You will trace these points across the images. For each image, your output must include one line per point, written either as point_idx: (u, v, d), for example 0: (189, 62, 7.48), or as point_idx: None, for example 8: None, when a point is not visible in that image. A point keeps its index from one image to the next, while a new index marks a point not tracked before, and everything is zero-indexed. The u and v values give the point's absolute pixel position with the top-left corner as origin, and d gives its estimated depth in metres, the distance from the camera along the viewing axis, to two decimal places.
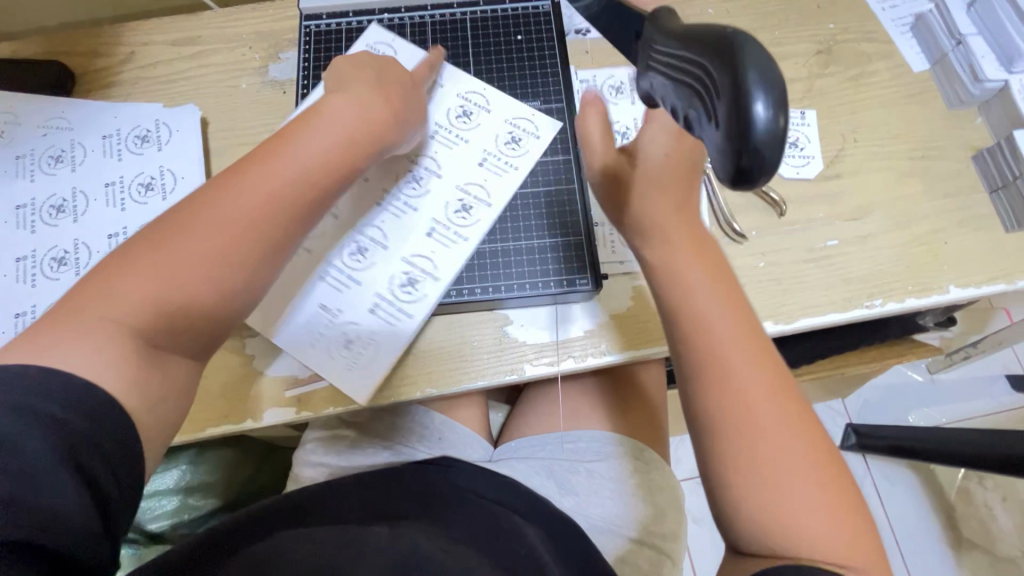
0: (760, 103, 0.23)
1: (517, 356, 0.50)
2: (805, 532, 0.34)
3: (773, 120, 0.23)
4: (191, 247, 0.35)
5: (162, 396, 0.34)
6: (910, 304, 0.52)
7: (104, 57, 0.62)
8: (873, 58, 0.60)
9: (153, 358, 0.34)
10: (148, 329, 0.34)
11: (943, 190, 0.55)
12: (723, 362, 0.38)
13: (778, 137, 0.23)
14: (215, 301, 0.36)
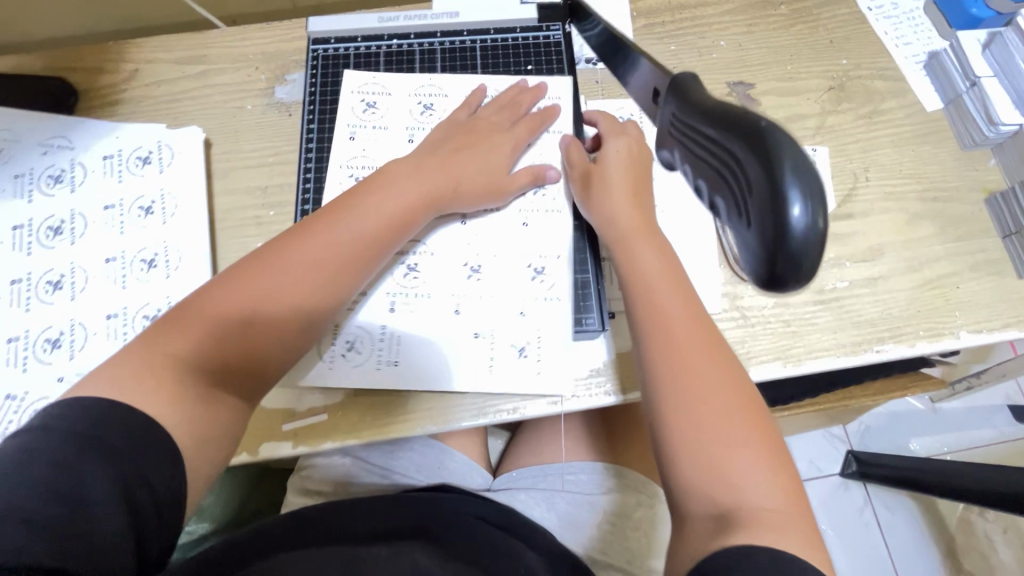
0: (797, 202, 0.24)
1: (519, 394, 0.49)
2: (733, 484, 0.38)
3: (814, 218, 0.25)
4: (275, 268, 0.43)
5: (213, 407, 0.40)
6: (922, 349, 0.51)
7: (108, 73, 0.61)
8: (885, 95, 0.59)
9: (210, 371, 0.40)
10: (214, 342, 0.41)
11: (955, 232, 0.54)
12: (667, 335, 0.43)
13: (820, 237, 0.24)
14: (287, 307, 0.43)
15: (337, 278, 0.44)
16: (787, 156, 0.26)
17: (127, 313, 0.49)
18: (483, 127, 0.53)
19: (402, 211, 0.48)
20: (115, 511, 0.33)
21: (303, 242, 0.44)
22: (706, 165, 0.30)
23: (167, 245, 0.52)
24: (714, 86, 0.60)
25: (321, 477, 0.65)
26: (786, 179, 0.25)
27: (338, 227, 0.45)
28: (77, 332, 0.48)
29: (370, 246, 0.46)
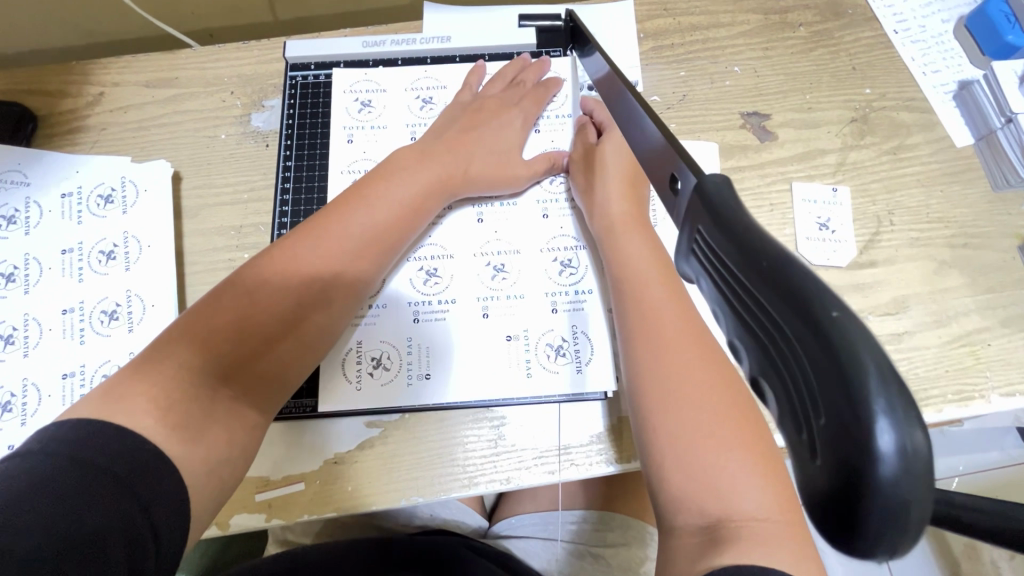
0: (887, 428, 0.12)
1: (514, 462, 0.45)
2: (700, 481, 0.33)
3: (915, 446, 0.13)
4: (283, 255, 0.41)
5: (206, 434, 0.36)
6: (949, 414, 0.47)
7: (70, 97, 0.56)
8: (912, 129, 0.55)
9: (209, 381, 0.37)
10: (216, 341, 0.37)
11: (986, 283, 0.50)
12: (651, 320, 0.40)
13: (919, 482, 0.13)
14: (290, 294, 0.40)
15: (352, 266, 0.42)
16: (869, 343, 0.13)
17: (84, 372, 0.45)
18: (486, 107, 0.51)
19: (413, 197, 0.45)
20: (116, 556, 0.29)
21: (313, 235, 0.42)
22: (734, 295, 0.16)
23: (130, 294, 0.47)
24: (727, 117, 0.55)
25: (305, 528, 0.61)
26: (878, 401, 0.12)
27: (348, 216, 0.43)
28: (30, 394, 0.44)
29: (384, 237, 0.44)
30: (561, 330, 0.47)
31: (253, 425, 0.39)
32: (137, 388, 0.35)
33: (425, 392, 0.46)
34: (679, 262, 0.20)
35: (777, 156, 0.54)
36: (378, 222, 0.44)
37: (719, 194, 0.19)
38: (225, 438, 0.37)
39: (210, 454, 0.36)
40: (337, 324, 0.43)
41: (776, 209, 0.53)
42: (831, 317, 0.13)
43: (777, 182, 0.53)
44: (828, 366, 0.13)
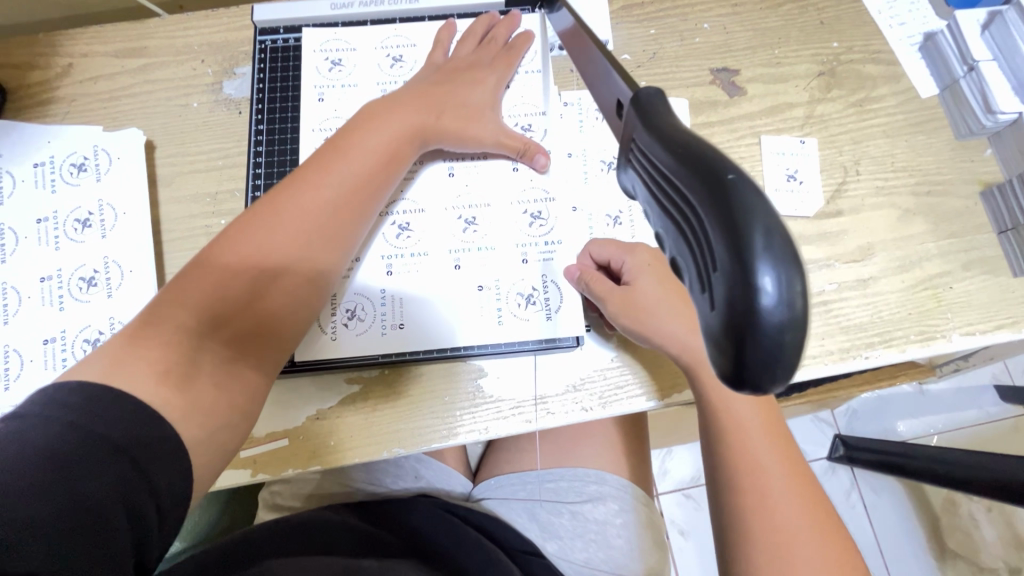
0: (769, 272, 0.16)
1: (491, 413, 0.46)
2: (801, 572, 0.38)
3: (793, 295, 0.16)
4: (262, 220, 0.41)
5: (210, 394, 0.36)
6: (911, 354, 0.48)
7: (39, 69, 0.56)
8: (878, 81, 0.56)
9: (200, 345, 0.37)
10: (202, 307, 0.37)
11: (949, 230, 0.51)
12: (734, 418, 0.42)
13: (799, 323, 0.16)
14: (273, 258, 0.40)
15: (333, 226, 0.42)
16: (761, 201, 0.16)
17: (65, 337, 0.46)
18: (456, 63, 0.51)
19: (392, 151, 0.45)
20: (115, 525, 0.29)
21: (294, 191, 0.42)
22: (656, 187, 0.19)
23: (108, 260, 0.48)
24: (697, 73, 0.56)
25: (292, 493, 0.62)
26: (758, 250, 0.16)
27: (328, 171, 0.43)
28: (12, 360, 0.45)
29: (364, 193, 0.44)
30: (532, 279, 0.48)
31: (252, 384, 0.39)
32: (136, 352, 0.35)
33: (405, 349, 0.46)
34: (621, 175, 0.22)
35: (746, 110, 0.55)
36: (355, 180, 0.43)
37: (652, 105, 0.20)
38: (212, 397, 0.36)
39: (208, 418, 0.36)
40: (325, 279, 0.43)
41: (745, 162, 0.53)
42: (728, 180, 0.16)
43: (746, 136, 0.54)
44: (720, 227, 0.16)
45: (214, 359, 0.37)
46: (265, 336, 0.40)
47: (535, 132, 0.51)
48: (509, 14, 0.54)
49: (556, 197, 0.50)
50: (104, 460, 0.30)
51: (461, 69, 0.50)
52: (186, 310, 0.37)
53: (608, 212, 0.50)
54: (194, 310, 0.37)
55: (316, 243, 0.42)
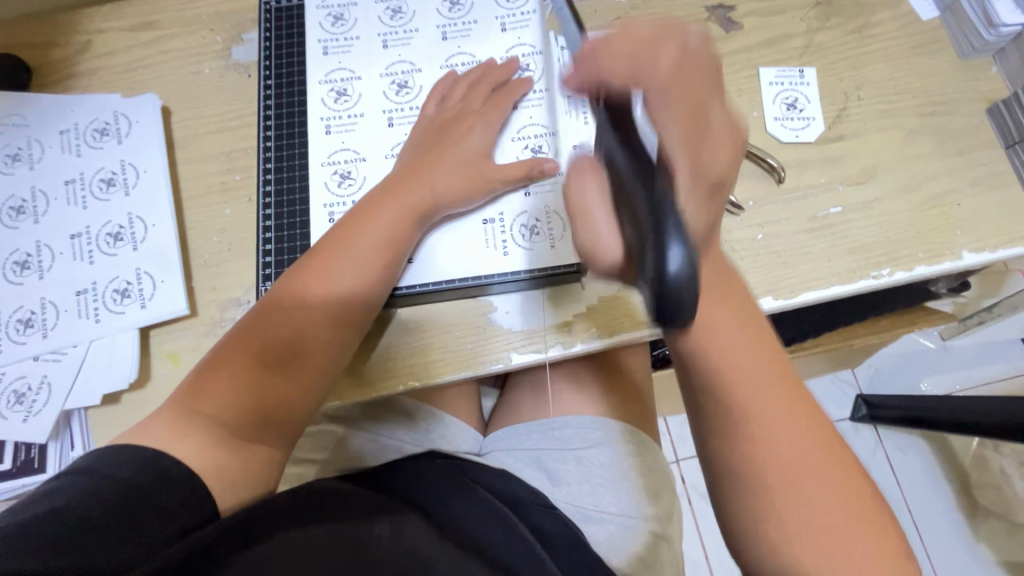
0: (676, 247, 0.27)
1: (501, 344, 0.48)
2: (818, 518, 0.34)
3: (688, 266, 0.27)
4: (274, 317, 0.43)
5: (230, 455, 0.41)
6: (920, 273, 0.48)
7: (60, 47, 0.58)
8: (877, 7, 0.55)
9: (219, 424, 0.41)
10: (217, 399, 0.41)
11: (955, 147, 0.51)
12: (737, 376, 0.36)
13: (693, 280, 0.27)
14: (281, 355, 0.42)
15: (337, 318, 0.44)
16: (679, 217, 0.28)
17: (97, 288, 0.48)
18: (453, 119, 0.49)
19: (397, 236, 0.45)
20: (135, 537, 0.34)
21: (294, 289, 0.43)
22: (631, 210, 0.29)
23: (132, 216, 0.50)
24: (692, 11, 0.56)
25: (311, 446, 0.64)
26: (674, 236, 0.27)
27: (321, 268, 0.43)
28: (49, 311, 0.48)
29: (366, 278, 0.44)
30: (535, 210, 0.49)
31: (267, 456, 0.43)
32: (161, 421, 0.40)
33: (414, 289, 0.48)
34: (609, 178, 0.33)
35: (744, 45, 0.55)
36: (357, 270, 0.44)
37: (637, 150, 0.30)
38: (225, 463, 0.40)
39: (224, 472, 0.40)
40: (334, 357, 0.44)
41: (744, 93, 0.53)
42: (664, 203, 0.28)
43: (744, 69, 0.54)
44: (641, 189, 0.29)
45: (229, 435, 0.41)
46: (282, 415, 0.43)
47: (534, 73, 0.52)
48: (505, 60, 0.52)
49: (555, 131, 0.50)
50: (122, 494, 0.35)
51: (461, 128, 0.48)
52: (207, 395, 0.41)
53: None
54: (212, 398, 0.41)
55: (321, 339, 0.43)
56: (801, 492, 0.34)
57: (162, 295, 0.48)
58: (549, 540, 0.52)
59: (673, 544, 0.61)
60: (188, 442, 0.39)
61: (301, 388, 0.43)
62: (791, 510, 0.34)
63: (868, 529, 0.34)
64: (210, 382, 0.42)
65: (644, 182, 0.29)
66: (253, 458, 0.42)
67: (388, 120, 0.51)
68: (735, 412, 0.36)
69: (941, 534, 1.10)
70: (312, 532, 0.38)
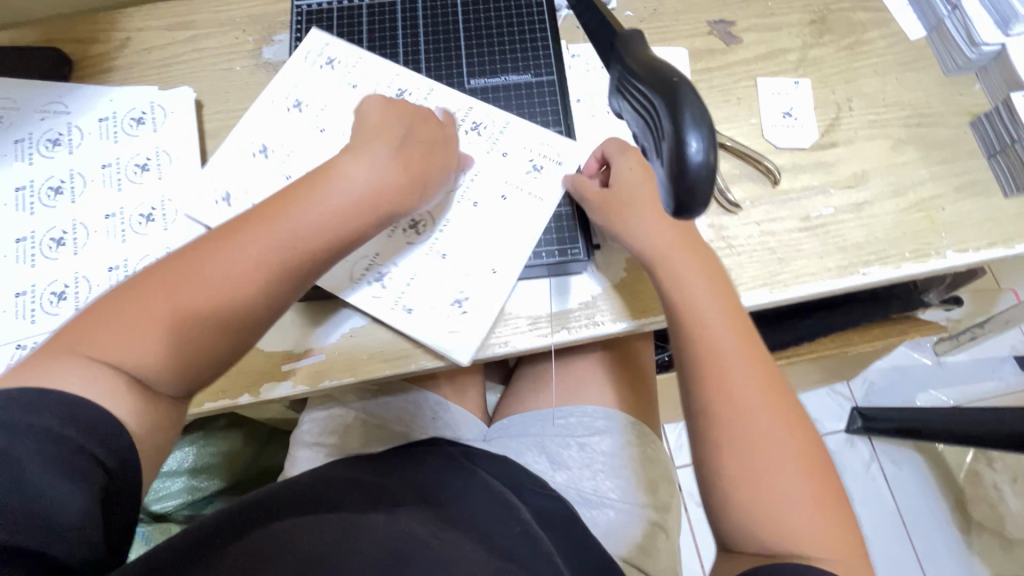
0: (694, 138, 0.22)
1: (509, 328, 0.51)
2: (758, 443, 0.41)
3: (709, 150, 0.22)
4: (220, 270, 0.39)
5: (138, 418, 0.36)
6: (907, 270, 0.51)
7: (100, 43, 0.62)
8: (867, 26, 0.59)
9: (124, 380, 0.36)
10: (122, 348, 0.36)
11: (940, 156, 0.54)
12: (701, 324, 0.45)
13: (714, 162, 0.22)
14: (210, 310, 0.38)
15: (282, 281, 0.40)
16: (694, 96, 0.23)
17: (128, 265, 0.51)
18: (423, 116, 0.49)
19: (358, 204, 0.43)
20: (78, 488, 0.31)
21: (241, 242, 0.40)
22: (635, 105, 0.25)
23: (163, 199, 0.53)
24: (695, 25, 0.60)
25: (320, 431, 0.66)
26: (689, 119, 0.22)
27: (276, 223, 0.40)
28: (81, 285, 0.50)
29: (319, 243, 0.41)
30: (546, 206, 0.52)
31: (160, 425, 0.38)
32: (59, 370, 0.35)
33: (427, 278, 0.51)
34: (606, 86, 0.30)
35: (743, 57, 0.59)
36: (314, 232, 0.41)
37: (632, 38, 0.27)
38: (135, 412, 0.36)
39: (129, 441, 0.35)
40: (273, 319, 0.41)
41: (743, 102, 0.57)
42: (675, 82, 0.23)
43: (743, 79, 0.58)
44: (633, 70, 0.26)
45: (132, 398, 0.36)
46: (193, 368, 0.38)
47: (545, 84, 0.56)
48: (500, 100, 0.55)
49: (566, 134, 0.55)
50: (52, 442, 0.31)
51: (431, 127, 0.49)
52: (105, 343, 0.36)
53: None
54: (128, 326, 0.36)
55: (260, 297, 0.40)
56: (746, 422, 0.42)
57: None
58: (549, 521, 0.54)
59: (671, 537, 0.63)
60: (94, 397, 0.34)
61: (228, 352, 0.40)
62: (738, 432, 0.42)
63: (814, 469, 0.41)
64: (112, 330, 0.36)
65: (652, 66, 0.24)
66: (160, 411, 0.38)
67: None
68: (699, 352, 0.44)
69: (935, 547, 1.11)
70: (311, 522, 0.43)
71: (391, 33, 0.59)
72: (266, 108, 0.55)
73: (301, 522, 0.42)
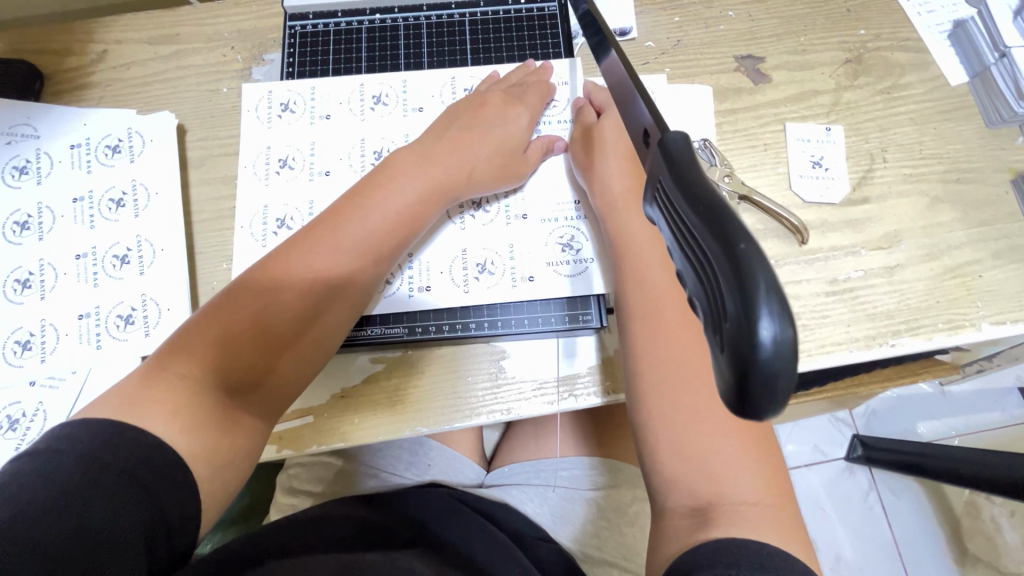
0: (767, 320, 0.16)
1: (514, 394, 0.47)
2: (689, 395, 0.40)
3: (787, 339, 0.16)
4: (301, 269, 0.42)
5: (220, 430, 0.38)
6: (940, 342, 0.48)
7: (74, 55, 0.56)
8: (906, 69, 0.55)
9: (208, 392, 0.38)
10: (209, 360, 0.39)
11: (978, 217, 0.51)
12: (639, 275, 0.44)
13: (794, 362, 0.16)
14: (293, 306, 0.41)
15: (358, 273, 0.44)
16: (765, 262, 0.17)
17: (100, 313, 0.47)
18: (479, 106, 0.51)
19: (419, 202, 0.46)
20: (130, 537, 0.31)
21: (313, 242, 0.43)
22: (685, 243, 0.20)
23: (140, 239, 0.49)
24: (721, 60, 0.55)
25: (308, 477, 0.63)
26: (760, 297, 0.16)
27: (344, 223, 0.44)
28: (48, 334, 0.47)
29: (387, 239, 0.45)
30: (557, 257, 0.50)
31: (253, 429, 0.40)
32: (151, 394, 0.37)
33: (428, 339, 0.48)
34: (647, 206, 0.24)
35: (771, 98, 0.54)
36: (381, 227, 0.44)
37: (677, 149, 0.22)
38: (217, 441, 0.38)
39: (215, 459, 0.37)
40: (341, 330, 0.44)
41: (770, 148, 0.53)
42: (737, 248, 0.17)
43: (771, 123, 0.54)
44: (683, 195, 0.21)
45: (225, 409, 0.39)
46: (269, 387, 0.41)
47: (559, 104, 0.54)
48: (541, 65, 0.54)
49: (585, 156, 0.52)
50: (124, 485, 0.32)
51: (486, 117, 0.50)
52: (194, 357, 0.39)
53: None
54: (202, 359, 0.39)
55: (341, 286, 0.43)
56: (679, 374, 0.40)
57: (167, 323, 0.47)
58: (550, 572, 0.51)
59: None
60: (177, 423, 0.36)
61: (315, 343, 0.43)
62: (668, 385, 0.40)
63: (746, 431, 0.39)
64: (199, 345, 0.39)
65: (706, 207, 0.19)
66: (238, 435, 0.39)
67: (407, 113, 0.53)
68: (644, 303, 0.43)
69: None
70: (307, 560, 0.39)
71: (391, 56, 0.55)
72: (264, 132, 0.52)
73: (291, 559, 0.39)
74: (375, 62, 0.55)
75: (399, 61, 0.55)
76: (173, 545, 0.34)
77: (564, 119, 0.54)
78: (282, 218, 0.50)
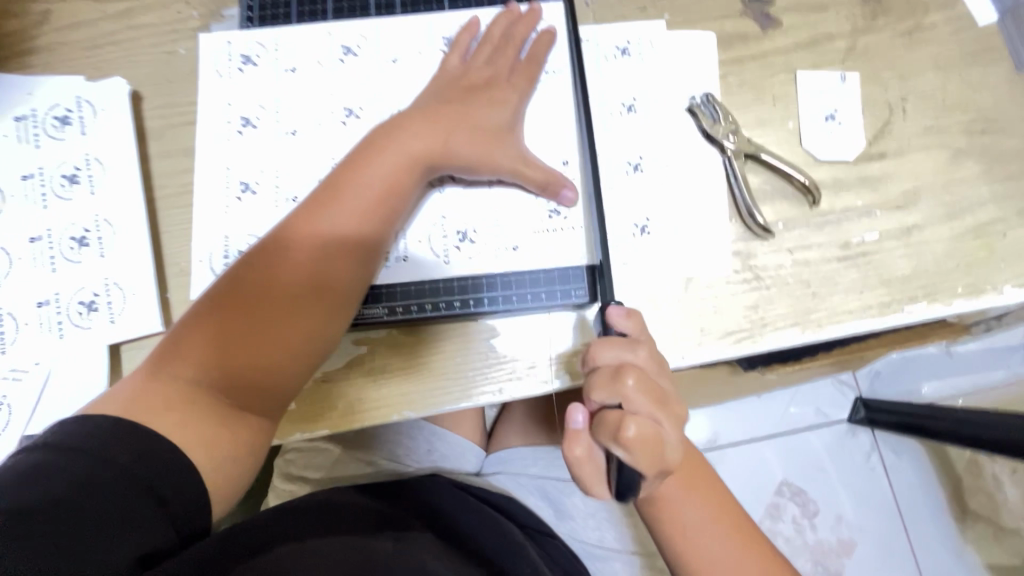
0: None
1: (506, 373, 0.45)
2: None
3: None
4: (284, 259, 0.38)
5: (222, 427, 0.36)
6: (957, 308, 0.45)
7: (12, 14, 0.50)
8: (930, 7, 0.50)
9: (206, 393, 0.36)
10: (200, 362, 0.37)
11: (1004, 171, 0.47)
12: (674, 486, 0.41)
13: None
14: (281, 297, 0.38)
15: (347, 253, 0.40)
16: None
17: (60, 300, 0.44)
18: (463, 71, 0.46)
19: (410, 170, 0.41)
20: (124, 526, 0.30)
21: (296, 228, 0.39)
22: None
23: (98, 219, 0.46)
24: (727, 3, 0.50)
25: (304, 463, 0.61)
26: None
27: (329, 204, 0.40)
28: (6, 324, 0.44)
29: (378, 214, 0.41)
30: (547, 227, 0.46)
31: (258, 428, 0.38)
32: (151, 394, 0.36)
33: (411, 320, 0.45)
34: None
35: (782, 44, 0.49)
36: (369, 201, 0.40)
37: None
38: (217, 439, 0.36)
39: (216, 455, 0.36)
40: (340, 314, 0.40)
41: (780, 100, 0.49)
42: None
43: (780, 73, 0.49)
44: None
45: (226, 409, 0.37)
46: (267, 388, 0.38)
47: (555, 56, 0.49)
48: (528, 9, 0.48)
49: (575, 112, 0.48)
50: (124, 481, 0.31)
51: (472, 82, 0.45)
52: (188, 362, 0.37)
53: (627, 158, 0.47)
54: (192, 362, 0.36)
55: (332, 270, 0.39)
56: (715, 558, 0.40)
57: (132, 310, 0.44)
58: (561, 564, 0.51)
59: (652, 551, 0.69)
60: (174, 417, 0.35)
61: (311, 332, 0.39)
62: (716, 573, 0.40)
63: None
64: (189, 347, 0.37)
65: None
66: (242, 431, 0.37)
67: (380, 65, 0.48)
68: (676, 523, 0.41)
69: (930, 542, 1.07)
70: (315, 543, 0.36)
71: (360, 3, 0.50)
72: (225, 89, 0.48)
73: (302, 545, 0.35)
74: (343, 7, 0.50)
75: (369, 5, 0.50)
76: (179, 528, 0.33)
77: (555, 70, 0.48)
78: (246, 182, 0.46)
